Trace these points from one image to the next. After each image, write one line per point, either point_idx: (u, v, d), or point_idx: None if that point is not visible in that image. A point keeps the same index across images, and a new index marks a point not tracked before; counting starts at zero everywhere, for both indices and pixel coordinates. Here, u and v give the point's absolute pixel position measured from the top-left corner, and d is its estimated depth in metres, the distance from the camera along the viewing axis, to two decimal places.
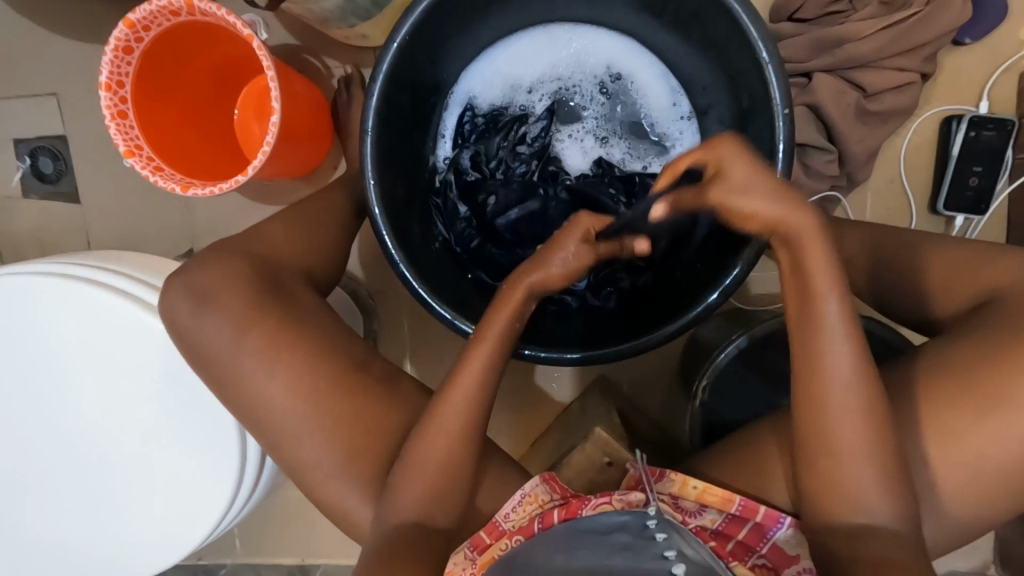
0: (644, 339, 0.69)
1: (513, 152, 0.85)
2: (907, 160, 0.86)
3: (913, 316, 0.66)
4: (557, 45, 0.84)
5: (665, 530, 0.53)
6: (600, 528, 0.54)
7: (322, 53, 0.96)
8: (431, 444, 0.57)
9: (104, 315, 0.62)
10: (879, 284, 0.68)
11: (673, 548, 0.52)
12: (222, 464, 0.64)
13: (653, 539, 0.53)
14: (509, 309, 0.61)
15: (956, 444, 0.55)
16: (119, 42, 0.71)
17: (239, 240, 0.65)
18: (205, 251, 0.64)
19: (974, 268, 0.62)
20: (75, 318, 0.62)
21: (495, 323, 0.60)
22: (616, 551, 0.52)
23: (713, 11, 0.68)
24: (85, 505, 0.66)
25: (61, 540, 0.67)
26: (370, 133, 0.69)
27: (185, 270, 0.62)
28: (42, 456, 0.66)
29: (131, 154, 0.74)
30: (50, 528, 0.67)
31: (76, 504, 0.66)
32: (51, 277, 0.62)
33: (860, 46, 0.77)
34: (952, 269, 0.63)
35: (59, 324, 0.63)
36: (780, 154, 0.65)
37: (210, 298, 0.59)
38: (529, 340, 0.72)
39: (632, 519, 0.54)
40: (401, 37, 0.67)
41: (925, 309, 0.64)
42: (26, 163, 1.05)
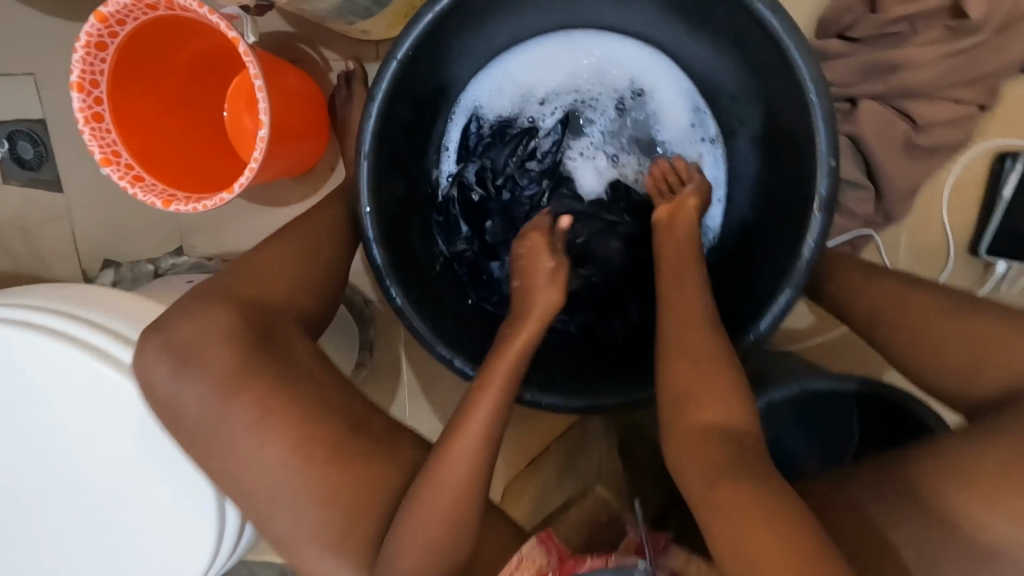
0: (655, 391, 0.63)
1: (521, 167, 0.79)
2: (951, 198, 0.79)
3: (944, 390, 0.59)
4: (576, 52, 0.76)
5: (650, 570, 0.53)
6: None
7: (320, 44, 0.87)
8: (425, 510, 0.51)
9: (64, 368, 0.56)
10: (895, 342, 0.59)
11: None
12: (200, 521, 0.58)
13: None
14: (516, 356, 0.56)
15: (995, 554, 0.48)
16: (90, 38, 0.64)
17: (229, 274, 0.60)
18: (182, 301, 0.59)
19: (1002, 345, 0.54)
20: (35, 367, 0.57)
21: (501, 366, 0.55)
22: None
23: (756, 34, 0.60)
24: (56, 555, 0.61)
25: None
26: (367, 157, 0.63)
27: (180, 307, 0.58)
28: (8, 503, 0.61)
29: (108, 163, 0.68)
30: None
31: (46, 554, 0.61)
32: (7, 324, 0.56)
33: (915, 73, 0.69)
34: (983, 344, 0.55)
35: (24, 367, 0.57)
36: (820, 210, 0.58)
37: (199, 347, 0.56)
38: (534, 384, 0.67)
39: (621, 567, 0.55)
40: (404, 51, 0.60)
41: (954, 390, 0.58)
42: (4, 146, 0.99)
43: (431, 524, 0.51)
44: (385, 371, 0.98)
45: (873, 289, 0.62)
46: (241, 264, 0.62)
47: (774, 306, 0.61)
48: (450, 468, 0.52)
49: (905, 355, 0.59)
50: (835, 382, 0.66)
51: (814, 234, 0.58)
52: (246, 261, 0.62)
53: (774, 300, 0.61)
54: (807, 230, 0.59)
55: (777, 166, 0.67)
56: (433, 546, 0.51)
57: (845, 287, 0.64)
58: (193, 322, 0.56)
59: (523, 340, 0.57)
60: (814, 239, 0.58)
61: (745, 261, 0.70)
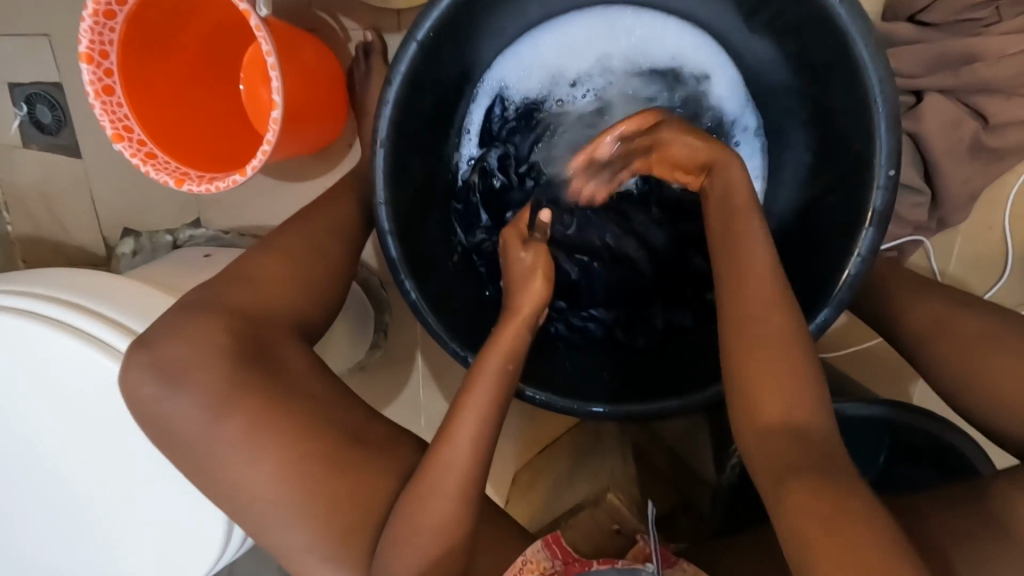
0: (672, 403, 0.61)
1: (547, 155, 0.74)
2: (1014, 204, 0.72)
3: (989, 422, 0.55)
4: (612, 30, 0.70)
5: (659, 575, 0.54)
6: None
7: (337, 11, 0.82)
8: (426, 523, 0.50)
9: (71, 362, 0.56)
10: (952, 366, 0.57)
11: None
12: (209, 512, 0.59)
13: None
14: (503, 356, 0.54)
15: None
16: (98, 6, 0.61)
17: (229, 276, 0.58)
18: (172, 310, 0.57)
19: None
20: (42, 359, 0.56)
21: (487, 368, 0.53)
22: None
23: (816, 23, 0.53)
24: (69, 538, 0.62)
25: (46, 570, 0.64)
26: (383, 145, 0.59)
27: (191, 305, 0.56)
28: (21, 489, 0.61)
29: (120, 139, 0.66)
30: (34, 556, 0.64)
31: (61, 536, 0.62)
32: (13, 317, 0.56)
33: (992, 67, 0.62)
34: None
35: (29, 359, 0.57)
36: (870, 229, 0.53)
37: (211, 339, 0.54)
38: (537, 379, 0.65)
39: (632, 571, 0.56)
40: (424, 32, 0.56)
41: (999, 423, 0.54)
42: (22, 110, 0.97)
43: (431, 536, 0.50)
44: (397, 355, 0.97)
45: (927, 312, 0.60)
46: (255, 255, 0.60)
47: (811, 323, 0.57)
48: (448, 481, 0.50)
49: (962, 388, 0.56)
50: (865, 408, 0.61)
51: (862, 249, 0.54)
52: (259, 253, 0.60)
53: (811, 317, 0.57)
54: (855, 244, 0.55)
55: (825, 168, 0.62)
56: (435, 560, 0.50)
57: (899, 308, 0.62)
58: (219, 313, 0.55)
59: (511, 334, 0.55)
60: (862, 256, 0.53)
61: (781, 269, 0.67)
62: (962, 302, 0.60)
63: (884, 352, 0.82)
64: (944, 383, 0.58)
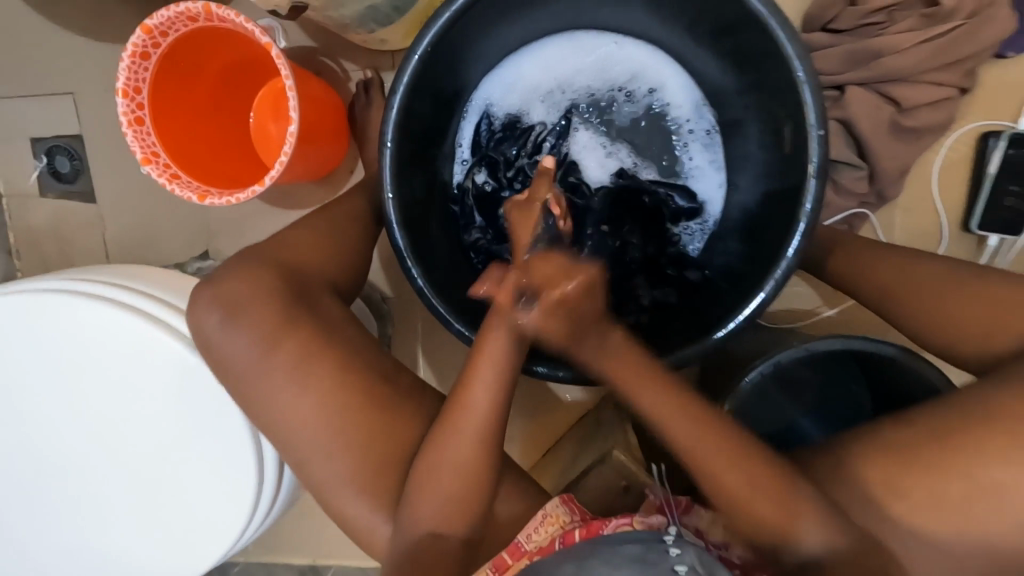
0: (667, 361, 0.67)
1: (532, 161, 0.83)
2: (940, 177, 0.83)
3: (943, 345, 0.62)
4: (580, 52, 0.82)
5: (680, 546, 0.53)
6: (613, 542, 0.56)
7: (339, 56, 0.94)
8: (449, 462, 0.55)
9: (112, 333, 0.58)
10: (912, 301, 0.63)
11: (684, 563, 0.51)
12: (232, 487, 0.60)
13: (666, 555, 0.52)
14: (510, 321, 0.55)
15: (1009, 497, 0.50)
16: (136, 48, 0.70)
17: (252, 254, 0.62)
18: (229, 261, 0.62)
19: (1001, 306, 0.58)
20: (84, 333, 0.59)
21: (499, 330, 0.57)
22: (627, 563, 0.51)
23: (747, 23, 0.64)
24: (94, 529, 0.64)
25: (77, 558, 0.64)
26: (390, 147, 0.67)
27: (229, 269, 0.61)
28: (51, 478, 0.63)
29: (148, 162, 0.73)
30: (65, 545, 0.64)
31: (84, 528, 0.64)
32: (59, 292, 0.59)
33: (897, 59, 0.74)
34: (991, 309, 0.59)
35: (69, 336, 0.59)
36: (814, 181, 0.62)
37: (261, 289, 0.58)
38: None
39: (651, 535, 0.56)
40: (423, 47, 0.66)
41: (955, 343, 0.61)
42: (42, 161, 1.05)
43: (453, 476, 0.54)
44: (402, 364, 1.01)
45: (882, 262, 0.67)
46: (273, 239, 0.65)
47: (776, 272, 0.64)
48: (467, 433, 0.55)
49: (920, 320, 0.63)
50: (872, 345, 0.64)
51: (809, 202, 0.62)
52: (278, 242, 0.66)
53: (777, 266, 0.64)
54: (803, 198, 0.63)
55: (774, 148, 0.72)
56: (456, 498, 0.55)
57: (852, 264, 0.69)
58: (243, 279, 0.59)
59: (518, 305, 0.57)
60: (810, 206, 0.62)
61: (751, 240, 0.75)
62: (907, 251, 0.67)
63: (858, 313, 0.89)
64: (903, 320, 0.64)
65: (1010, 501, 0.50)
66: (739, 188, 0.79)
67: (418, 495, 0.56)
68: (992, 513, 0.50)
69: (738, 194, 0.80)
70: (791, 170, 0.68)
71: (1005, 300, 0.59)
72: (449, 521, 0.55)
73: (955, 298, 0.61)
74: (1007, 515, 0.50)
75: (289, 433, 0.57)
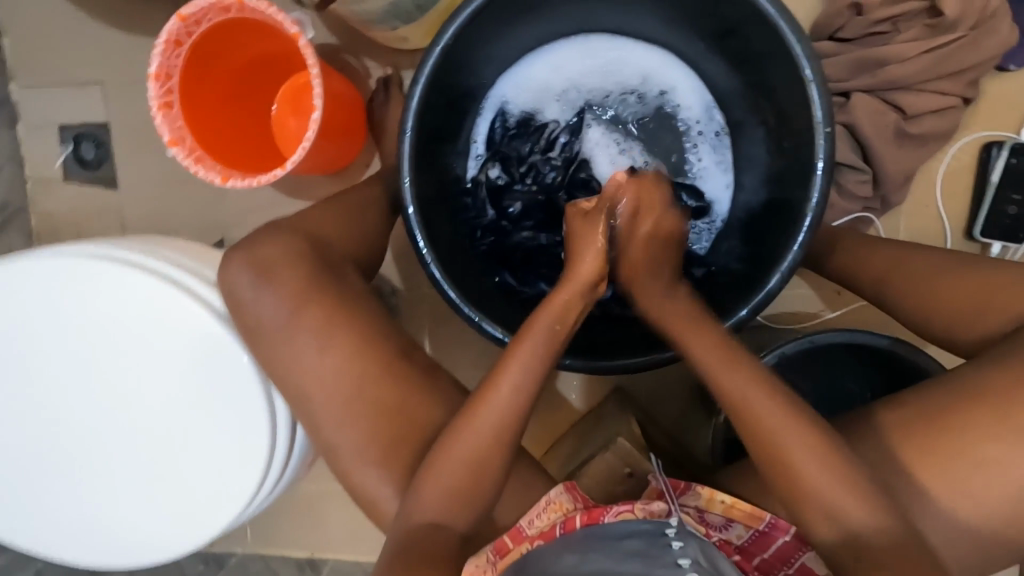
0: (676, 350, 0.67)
1: (545, 157, 0.86)
2: (943, 186, 0.85)
3: (940, 332, 0.63)
4: (595, 53, 0.84)
5: (683, 539, 0.51)
6: (611, 534, 0.54)
7: (361, 54, 0.97)
8: (461, 433, 0.57)
9: (136, 297, 0.60)
10: (910, 295, 0.65)
11: (688, 557, 0.49)
12: (243, 454, 0.62)
13: (668, 548, 0.50)
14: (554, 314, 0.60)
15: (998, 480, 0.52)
16: (170, 35, 0.73)
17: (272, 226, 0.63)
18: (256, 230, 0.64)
19: (995, 291, 0.60)
20: (108, 297, 0.60)
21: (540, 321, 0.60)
22: (629, 556, 0.50)
23: (757, 26, 0.66)
24: (102, 495, 0.65)
25: (85, 522, 0.65)
26: (409, 134, 0.69)
27: (249, 242, 0.62)
28: (65, 440, 0.64)
29: (175, 144, 0.75)
30: (75, 509, 0.65)
31: (94, 494, 0.65)
32: (86, 257, 0.60)
33: (901, 67, 0.76)
34: (982, 292, 0.61)
35: (92, 299, 0.61)
36: (819, 176, 0.64)
37: (279, 267, 0.60)
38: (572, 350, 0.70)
39: (653, 527, 0.54)
40: (446, 39, 0.67)
41: (949, 330, 0.62)
42: (68, 148, 1.08)
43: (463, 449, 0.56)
44: None
45: (881, 256, 0.69)
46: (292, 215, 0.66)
47: (782, 265, 0.65)
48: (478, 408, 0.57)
49: (916, 307, 0.64)
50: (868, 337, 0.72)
51: (814, 198, 0.64)
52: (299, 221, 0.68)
53: (783, 258, 0.65)
54: (808, 194, 0.65)
55: (781, 149, 0.74)
56: (465, 471, 0.57)
57: (853, 259, 0.71)
58: (258, 253, 0.60)
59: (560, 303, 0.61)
60: (816, 202, 0.63)
61: (759, 239, 0.77)
62: (905, 246, 0.69)
63: (868, 312, 0.90)
64: (899, 306, 0.66)
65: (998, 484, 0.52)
66: (745, 188, 0.82)
67: (430, 464, 0.57)
68: (975, 489, 0.53)
69: (744, 194, 0.82)
70: (796, 169, 0.70)
71: (1001, 288, 0.60)
72: (458, 493, 0.57)
73: (950, 289, 0.63)
74: (990, 489, 0.53)
75: (307, 402, 0.59)
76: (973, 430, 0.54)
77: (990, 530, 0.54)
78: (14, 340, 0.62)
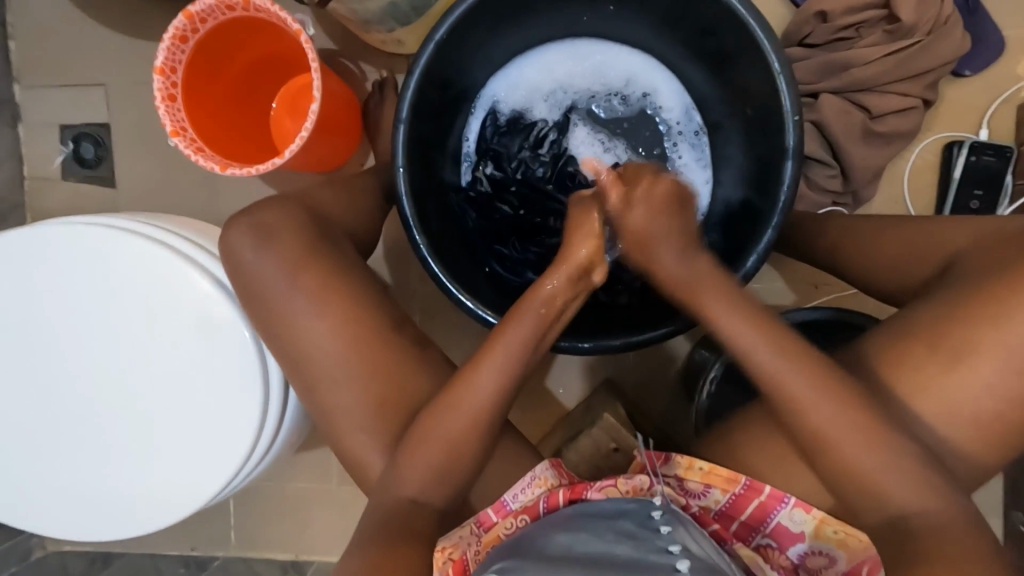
0: (657, 333, 0.71)
1: (534, 154, 0.90)
2: (909, 182, 0.90)
3: (890, 291, 0.68)
4: (580, 57, 0.89)
5: (670, 522, 0.52)
6: (604, 512, 0.54)
7: (357, 58, 1.02)
8: (449, 405, 0.59)
9: (135, 266, 0.62)
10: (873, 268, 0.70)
11: (677, 543, 0.50)
12: (235, 422, 0.63)
13: (658, 533, 0.51)
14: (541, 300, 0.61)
15: (955, 436, 0.56)
16: (177, 31, 0.76)
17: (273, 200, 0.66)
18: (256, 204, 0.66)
19: (932, 233, 0.66)
20: (107, 267, 0.62)
21: (528, 308, 0.62)
22: (622, 539, 0.50)
23: (729, 26, 0.71)
24: (91, 467, 0.65)
25: (71, 495, 0.65)
26: (404, 124, 0.72)
27: (244, 213, 0.64)
28: (56, 411, 0.64)
29: (177, 134, 0.78)
30: (61, 480, 0.65)
31: (84, 467, 0.65)
32: (86, 227, 0.62)
33: (864, 70, 0.82)
34: (915, 239, 0.67)
35: (92, 270, 0.62)
36: (790, 165, 0.68)
37: (268, 240, 0.61)
38: (566, 332, 0.73)
39: (638, 507, 0.54)
40: (439, 35, 0.72)
41: (897, 287, 0.67)
42: (68, 148, 1.10)
43: (454, 415, 0.59)
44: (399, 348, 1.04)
45: (831, 233, 0.74)
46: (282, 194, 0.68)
47: (758, 246, 0.69)
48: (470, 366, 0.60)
49: (862, 264, 0.70)
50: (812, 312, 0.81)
51: (786, 184, 0.68)
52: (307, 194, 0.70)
53: (759, 240, 0.69)
54: (780, 183, 0.69)
55: (757, 143, 0.78)
56: (456, 437, 0.59)
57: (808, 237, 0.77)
58: (250, 224, 0.62)
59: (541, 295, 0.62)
60: (787, 188, 0.67)
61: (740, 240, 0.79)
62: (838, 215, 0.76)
63: (850, 300, 0.93)
64: (853, 266, 0.71)
65: (955, 440, 0.56)
66: (723, 184, 0.86)
67: (421, 430, 0.59)
68: (939, 444, 0.56)
69: (723, 189, 0.86)
70: (769, 161, 0.74)
71: (932, 232, 0.66)
72: (448, 460, 0.58)
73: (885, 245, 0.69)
74: (949, 445, 0.56)
75: (305, 371, 0.61)
76: (938, 391, 0.56)
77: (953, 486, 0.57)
78: (11, 309, 0.64)
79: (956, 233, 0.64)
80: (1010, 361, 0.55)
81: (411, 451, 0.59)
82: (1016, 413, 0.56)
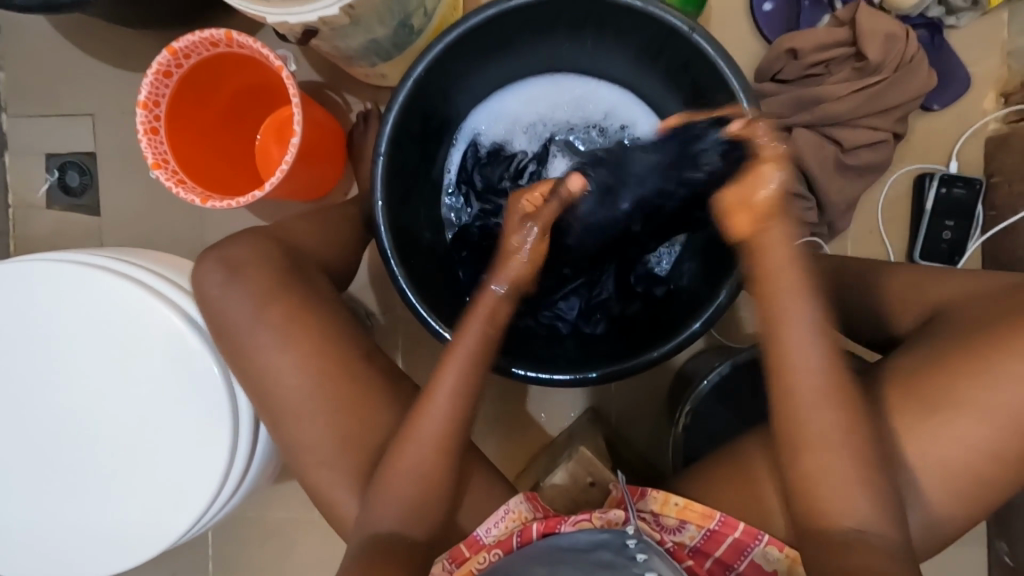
0: (661, 351, 0.70)
1: (514, 184, 0.91)
2: (884, 213, 0.92)
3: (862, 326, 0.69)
4: (560, 91, 0.91)
5: (645, 551, 0.50)
6: (579, 545, 0.52)
7: (342, 90, 1.03)
8: (421, 442, 0.59)
9: (108, 301, 0.62)
10: (844, 300, 0.72)
11: (653, 571, 0.49)
12: (205, 458, 0.62)
13: (633, 560, 0.50)
14: (483, 319, 0.62)
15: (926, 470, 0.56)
16: (160, 66, 0.78)
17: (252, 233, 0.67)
18: (234, 235, 0.67)
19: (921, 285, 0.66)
20: (80, 302, 0.62)
21: (464, 330, 0.61)
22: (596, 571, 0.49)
23: (702, 64, 0.73)
24: (56, 504, 0.64)
25: (35, 532, 0.64)
26: (383, 157, 0.73)
27: (216, 247, 0.65)
28: (23, 447, 0.64)
29: (158, 166, 0.79)
30: (27, 518, 0.64)
31: (49, 504, 0.64)
32: (60, 263, 0.62)
33: (835, 105, 0.84)
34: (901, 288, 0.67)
35: (64, 306, 0.63)
36: None
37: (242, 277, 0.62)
38: (520, 360, 0.73)
39: (612, 536, 0.52)
40: (417, 72, 0.73)
41: None
42: (53, 176, 1.11)
43: (428, 451, 0.59)
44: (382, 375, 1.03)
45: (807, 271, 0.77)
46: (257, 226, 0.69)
47: (733, 277, 0.69)
48: (444, 402, 0.60)
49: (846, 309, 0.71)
50: None
51: None
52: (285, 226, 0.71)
53: (733, 271, 0.69)
54: None
55: None
56: (430, 472, 0.58)
57: None
58: (222, 258, 0.63)
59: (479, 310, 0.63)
60: None
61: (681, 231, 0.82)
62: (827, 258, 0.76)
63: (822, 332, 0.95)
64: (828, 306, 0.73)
65: (927, 473, 0.56)
66: None
67: (395, 467, 0.59)
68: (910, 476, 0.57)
69: None
70: None
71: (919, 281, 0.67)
72: (421, 496, 0.58)
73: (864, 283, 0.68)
74: (921, 479, 0.57)
75: (278, 407, 0.61)
76: (907, 425, 0.57)
77: (926, 522, 0.57)
78: None
79: (944, 288, 0.65)
80: (977, 397, 0.56)
81: (384, 487, 0.58)
82: (987, 450, 0.56)
